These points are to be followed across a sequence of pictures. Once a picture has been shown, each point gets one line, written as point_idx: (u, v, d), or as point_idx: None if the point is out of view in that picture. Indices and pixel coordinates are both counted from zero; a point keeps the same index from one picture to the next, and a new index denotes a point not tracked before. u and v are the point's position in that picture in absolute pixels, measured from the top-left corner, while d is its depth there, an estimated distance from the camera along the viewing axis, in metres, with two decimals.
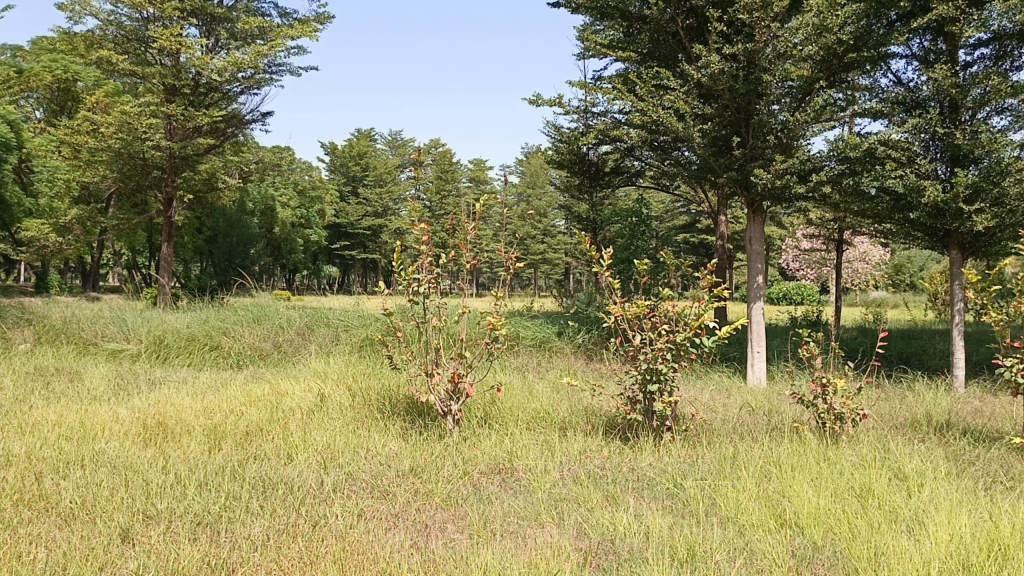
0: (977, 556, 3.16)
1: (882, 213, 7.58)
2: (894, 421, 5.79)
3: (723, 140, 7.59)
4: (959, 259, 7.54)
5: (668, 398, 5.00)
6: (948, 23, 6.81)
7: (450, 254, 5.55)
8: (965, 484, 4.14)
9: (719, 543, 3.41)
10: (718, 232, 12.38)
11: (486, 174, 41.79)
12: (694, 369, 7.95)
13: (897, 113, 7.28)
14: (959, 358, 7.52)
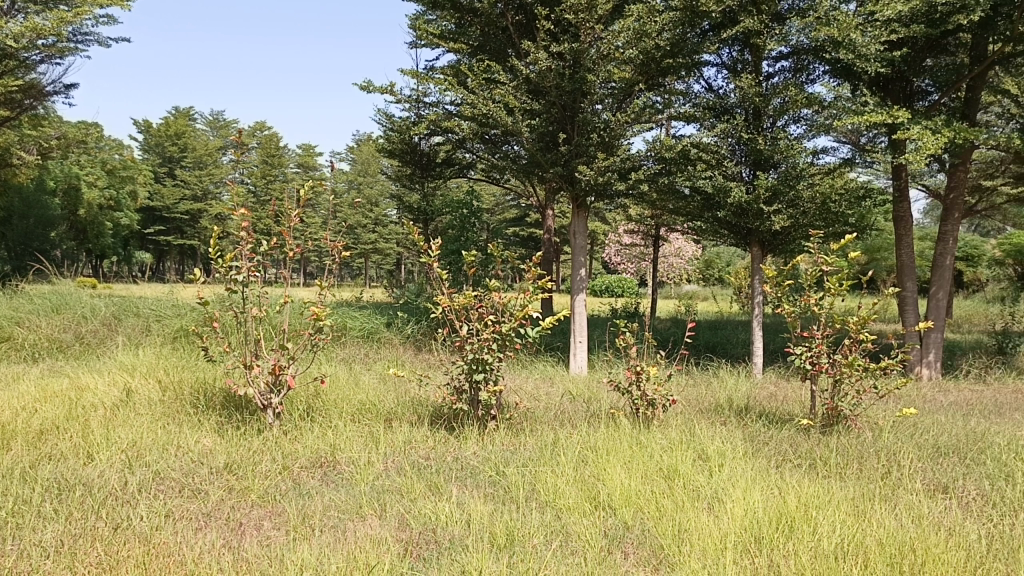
0: (765, 528, 3.45)
1: (694, 212, 8.08)
2: (700, 406, 6.20)
3: (550, 136, 7.80)
4: (759, 256, 8.18)
5: (493, 387, 5.08)
6: (753, 36, 7.34)
7: (273, 241, 5.36)
8: (760, 463, 4.50)
9: (536, 527, 3.51)
10: (546, 226, 12.72)
11: (315, 160, 40.67)
12: (520, 359, 8.14)
13: (708, 118, 7.78)
14: (758, 347, 8.16)
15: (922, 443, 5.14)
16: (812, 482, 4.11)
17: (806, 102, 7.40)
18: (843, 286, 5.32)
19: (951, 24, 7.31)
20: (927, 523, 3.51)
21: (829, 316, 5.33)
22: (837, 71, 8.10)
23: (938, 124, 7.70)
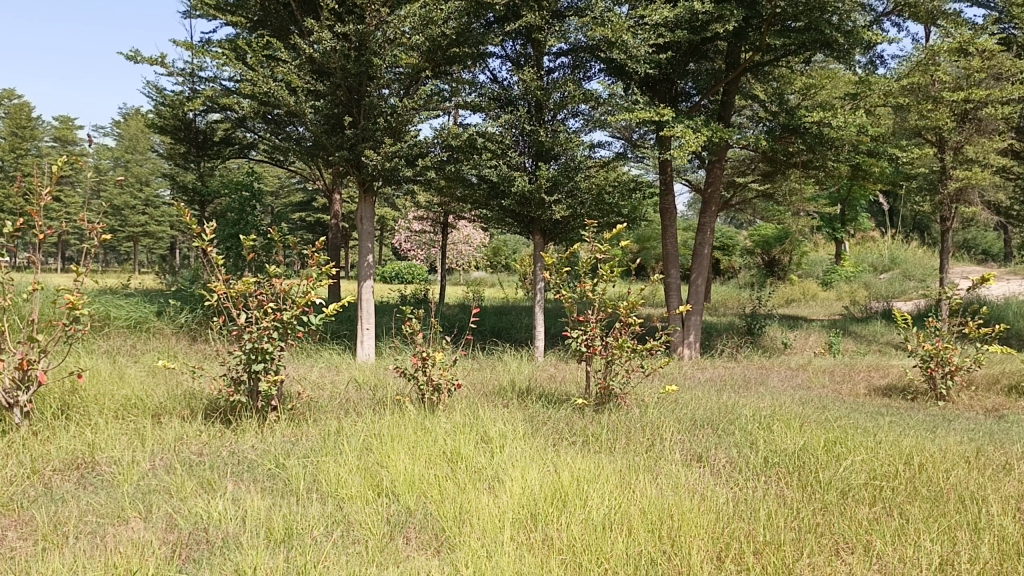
0: (541, 504, 3.60)
1: (480, 200, 8.25)
2: (484, 389, 6.36)
3: (335, 119, 7.59)
4: (541, 243, 8.51)
5: (273, 377, 4.90)
6: (536, 31, 7.60)
7: (19, 222, 4.80)
8: (538, 442, 4.69)
9: (317, 518, 3.44)
10: (332, 211, 12.42)
11: (74, 133, 36.99)
12: (304, 347, 7.91)
13: (493, 109, 7.94)
14: (539, 332, 8.49)
15: (682, 417, 5.61)
16: (584, 458, 4.35)
17: (583, 97, 7.78)
18: (614, 272, 5.66)
19: (710, 33, 7.99)
20: (683, 490, 3.83)
21: (602, 301, 5.65)
22: (611, 70, 8.58)
23: (698, 124, 8.40)
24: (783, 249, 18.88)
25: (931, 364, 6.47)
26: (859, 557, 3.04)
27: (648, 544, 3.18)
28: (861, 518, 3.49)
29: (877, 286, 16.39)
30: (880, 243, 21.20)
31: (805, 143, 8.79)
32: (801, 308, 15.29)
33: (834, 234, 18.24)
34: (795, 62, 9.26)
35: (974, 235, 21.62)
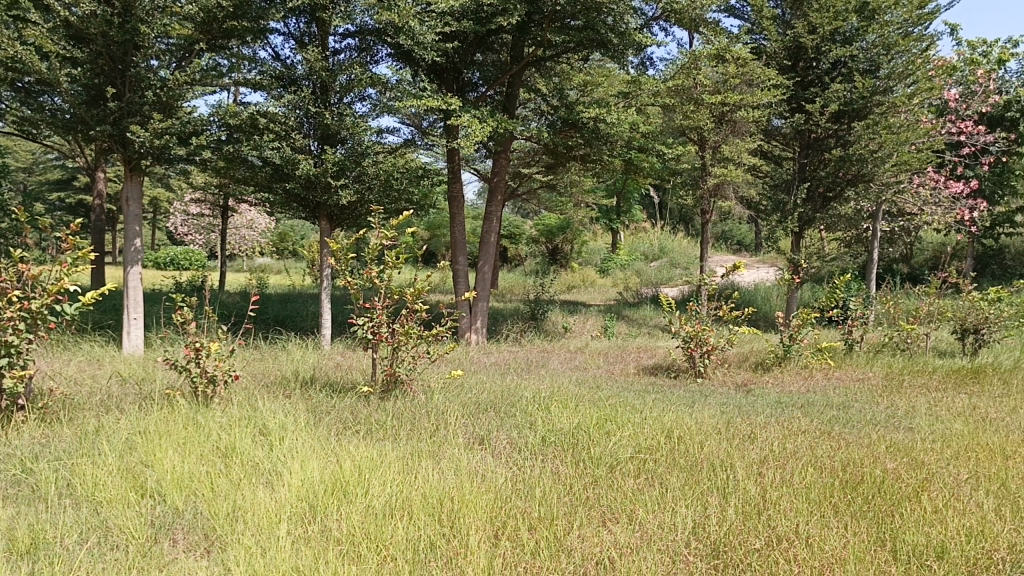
0: (320, 496, 3.52)
1: (261, 182, 7.89)
2: (265, 380, 6.12)
3: (96, 90, 6.92)
4: (327, 229, 8.32)
5: (18, 373, 4.40)
6: (319, 10, 7.34)
7: None
8: (320, 432, 4.57)
9: (69, 526, 3.14)
10: (95, 190, 11.36)
11: None
12: (60, 339, 7.19)
13: (275, 88, 7.58)
14: (326, 319, 8.30)
15: (466, 401, 5.70)
16: (366, 446, 4.30)
17: (370, 81, 7.67)
18: (399, 259, 5.63)
19: (495, 24, 8.13)
20: (463, 473, 3.89)
21: (387, 288, 5.59)
22: (399, 55, 8.51)
23: (484, 115, 8.55)
24: (565, 237, 19.77)
25: (692, 344, 7.04)
26: (623, 526, 3.24)
27: (428, 528, 3.20)
28: (627, 490, 3.73)
29: (649, 273, 17.62)
30: (651, 233, 22.81)
31: (584, 137, 9.26)
32: (581, 294, 16.11)
33: (611, 224, 19.42)
34: (575, 59, 9.67)
35: (730, 227, 23.82)
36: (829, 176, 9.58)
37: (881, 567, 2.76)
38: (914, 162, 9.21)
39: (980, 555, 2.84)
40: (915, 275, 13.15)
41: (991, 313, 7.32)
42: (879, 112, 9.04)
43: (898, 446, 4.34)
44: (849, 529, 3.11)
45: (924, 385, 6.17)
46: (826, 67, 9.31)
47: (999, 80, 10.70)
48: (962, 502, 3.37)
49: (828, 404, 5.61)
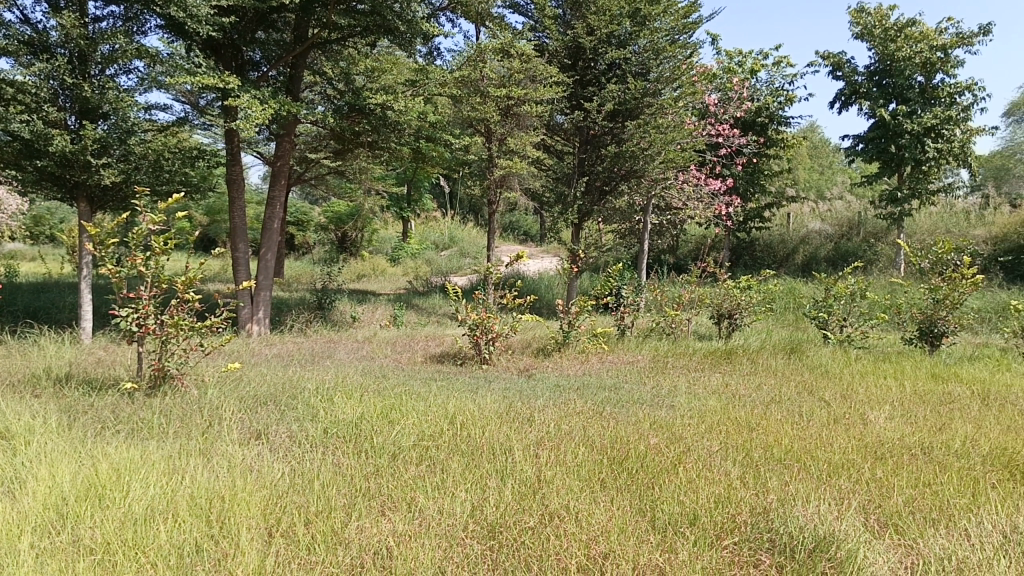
0: (71, 503, 3.21)
1: (6, 159, 7.05)
2: (10, 379, 5.48)
3: None
4: (87, 212, 7.62)
5: None
6: None
7: None
8: (74, 434, 4.16)
9: None
10: None
11: None
12: None
13: (24, 55, 6.64)
14: (86, 311, 7.60)
15: (243, 395, 5.43)
16: (127, 447, 3.97)
17: (136, 52, 7.09)
18: (169, 245, 5.24)
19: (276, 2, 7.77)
20: (237, 470, 3.70)
21: (155, 276, 5.19)
22: (170, 27, 7.93)
23: (266, 96, 8.16)
24: (355, 226, 19.43)
25: (477, 332, 7.17)
26: (402, 514, 3.22)
27: (195, 530, 3.01)
28: (408, 478, 3.72)
29: (438, 262, 17.74)
30: (441, 223, 23.01)
31: (371, 124, 9.18)
32: (370, 283, 15.93)
33: (401, 213, 19.35)
34: (361, 44, 9.46)
35: (518, 218, 24.50)
36: (604, 169, 10.18)
37: (640, 535, 2.92)
38: (678, 161, 10.00)
39: (725, 518, 3.08)
40: (681, 265, 14.24)
41: (742, 299, 8.08)
42: (646, 113, 9.74)
43: (660, 424, 4.66)
44: (614, 503, 3.28)
45: (686, 366, 6.69)
46: (602, 68, 9.84)
47: (751, 88, 11.74)
48: (713, 471, 3.68)
49: (600, 386, 5.94)
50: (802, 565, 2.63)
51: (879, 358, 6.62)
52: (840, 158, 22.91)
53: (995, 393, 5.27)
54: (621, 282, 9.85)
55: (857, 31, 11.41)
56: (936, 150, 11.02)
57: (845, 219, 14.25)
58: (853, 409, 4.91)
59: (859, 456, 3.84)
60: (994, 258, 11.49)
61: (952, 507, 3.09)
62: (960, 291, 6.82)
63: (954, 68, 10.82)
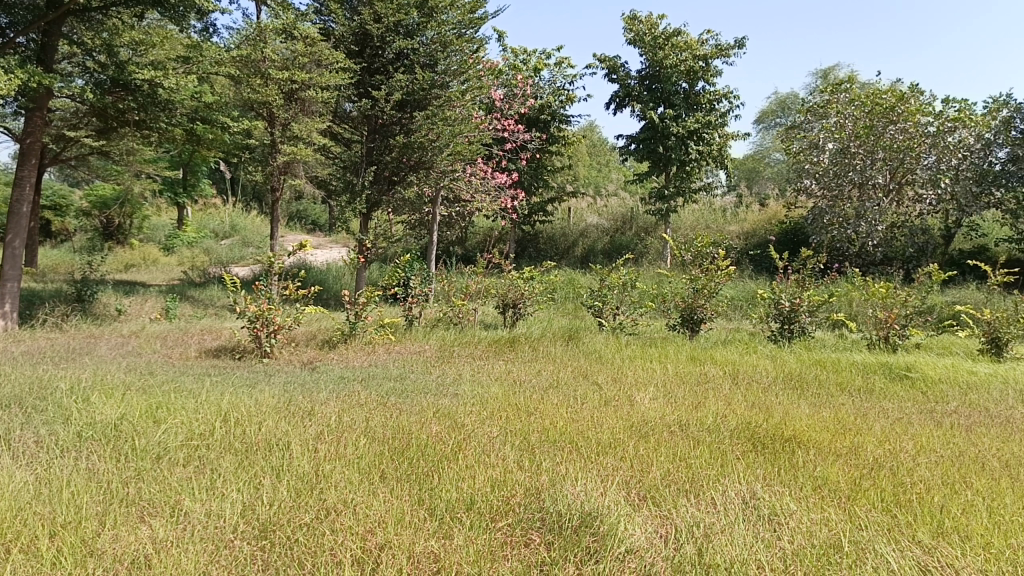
0: None
1: None
2: None
3: None
4: None
5: None
6: None
7: None
8: None
9: None
10: None
11: None
12: None
13: None
14: None
15: None
16: None
17: None
18: None
19: None
20: None
21: None
22: None
23: (12, 64, 7.29)
24: (122, 212, 17.88)
25: (257, 325, 6.84)
26: (166, 518, 2.98)
27: None
28: (173, 480, 3.46)
29: (218, 252, 16.74)
30: (221, 211, 21.79)
31: (137, 101, 8.60)
32: (140, 273, 14.74)
33: (175, 199, 18.25)
34: (126, 13, 8.78)
35: (303, 208, 23.66)
36: (392, 160, 9.72)
37: (416, 524, 2.90)
38: (465, 154, 9.91)
39: (500, 501, 3.13)
40: (469, 256, 14.43)
41: (526, 289, 8.31)
42: (434, 105, 9.44)
43: (442, 412, 4.70)
44: (391, 494, 3.23)
45: (470, 355, 6.78)
46: (389, 57, 9.33)
47: (534, 85, 12.05)
48: (491, 456, 3.75)
49: (385, 376, 5.89)
50: (567, 541, 2.70)
51: (646, 343, 7.10)
52: (615, 157, 24.25)
53: (742, 372, 5.84)
54: (409, 272, 9.80)
55: (630, 37, 12.07)
56: (698, 152, 12.04)
57: (619, 214, 15.09)
58: (621, 392, 5.20)
59: (626, 435, 4.09)
60: (746, 252, 12.68)
61: (702, 479, 3.34)
62: (715, 281, 7.56)
63: (713, 78, 11.86)
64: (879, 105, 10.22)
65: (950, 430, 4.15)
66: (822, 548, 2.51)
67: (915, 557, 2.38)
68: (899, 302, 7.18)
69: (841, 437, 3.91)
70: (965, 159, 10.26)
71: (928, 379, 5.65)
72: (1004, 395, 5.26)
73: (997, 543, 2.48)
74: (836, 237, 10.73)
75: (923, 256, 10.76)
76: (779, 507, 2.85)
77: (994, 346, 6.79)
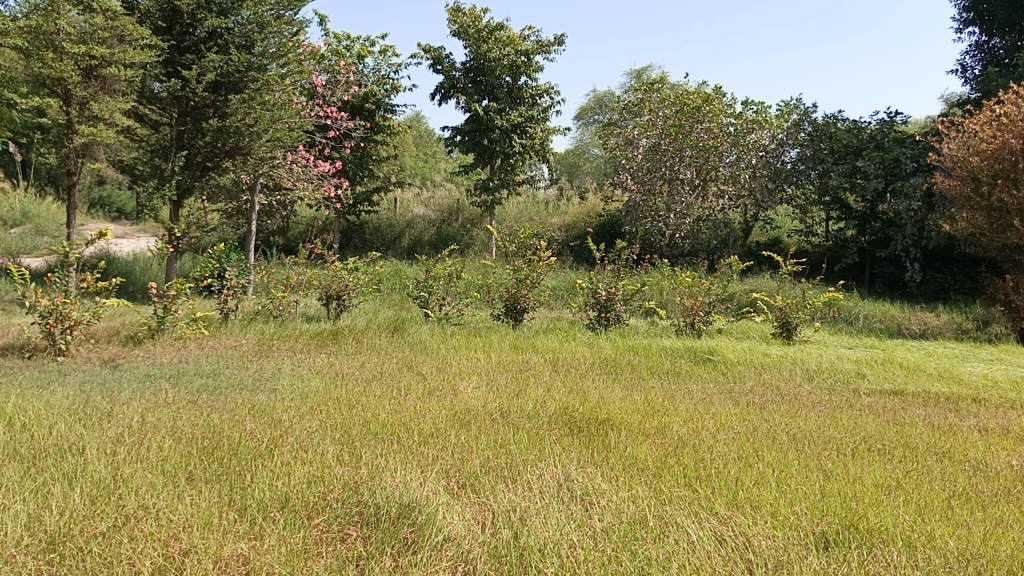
0: None
1: None
2: None
3: None
4: None
5: None
6: None
7: None
8: None
9: None
10: None
11: None
12: None
13: None
14: None
15: None
16: None
17: None
18: None
19: None
20: None
21: None
22: None
23: None
24: None
25: (50, 320, 6.25)
26: None
27: None
28: None
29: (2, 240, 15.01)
30: (6, 196, 19.58)
31: None
32: None
33: None
34: None
35: (107, 194, 21.48)
36: (206, 143, 8.11)
37: (225, 526, 2.57)
38: (287, 141, 8.50)
39: (317, 498, 2.82)
40: (291, 246, 13.56)
41: (350, 280, 8.04)
42: (253, 88, 7.98)
43: (258, 408, 4.15)
44: (195, 495, 2.82)
45: (290, 348, 6.24)
46: (202, 34, 7.76)
47: (358, 73, 11.96)
48: (309, 451, 3.35)
49: (195, 373, 5.23)
50: (384, 533, 2.51)
51: (471, 333, 7.08)
52: (441, 149, 23.97)
53: (561, 359, 6.00)
54: (224, 262, 9.15)
55: (453, 30, 11.97)
56: (520, 145, 12.29)
57: (446, 204, 14.79)
58: (444, 381, 5.09)
59: (450, 425, 3.85)
60: (566, 244, 13.03)
61: (522, 464, 3.25)
62: (536, 272, 7.78)
63: (535, 73, 12.18)
64: (686, 105, 10.88)
65: (746, 408, 4.47)
66: (631, 524, 2.57)
67: (713, 527, 2.51)
68: (704, 290, 7.67)
69: (650, 419, 4.09)
70: (761, 158, 11.16)
71: (728, 361, 6.08)
72: (792, 374, 5.74)
73: (782, 510, 2.68)
74: (649, 229, 11.19)
75: (726, 248, 11.46)
76: (591, 487, 2.90)
77: (785, 330, 7.39)
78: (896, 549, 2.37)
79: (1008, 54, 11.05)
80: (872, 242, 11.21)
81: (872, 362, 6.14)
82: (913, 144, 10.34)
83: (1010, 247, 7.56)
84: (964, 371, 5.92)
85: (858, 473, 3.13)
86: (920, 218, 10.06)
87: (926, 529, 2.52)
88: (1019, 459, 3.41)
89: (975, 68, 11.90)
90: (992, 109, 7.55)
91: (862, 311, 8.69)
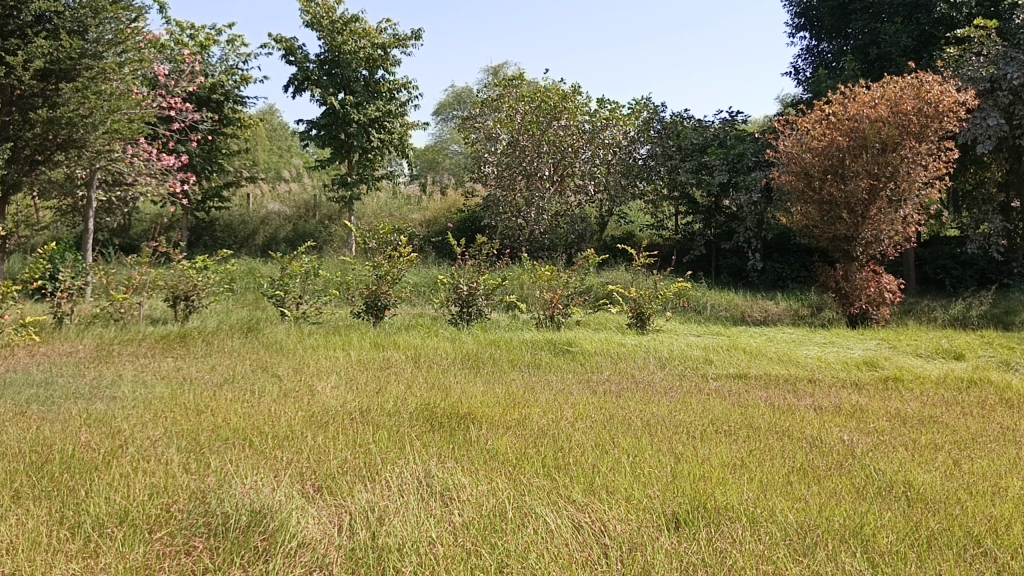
0: None
1: None
2: None
3: None
4: None
5: None
6: None
7: None
8: None
9: None
10: None
11: None
12: None
13: None
14: None
15: None
16: None
17: None
18: None
19: None
20: None
21: None
22: None
23: None
24: None
25: None
26: None
27: None
28: None
29: None
30: None
31: None
32: None
33: None
34: None
35: None
36: (36, 137, 6.18)
37: (55, 546, 2.30)
38: (128, 135, 6.74)
39: (159, 510, 2.57)
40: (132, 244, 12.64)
41: (199, 280, 7.53)
42: (88, 78, 6.25)
43: (96, 418, 3.79)
44: (21, 515, 2.50)
45: (132, 352, 5.79)
46: (29, 15, 5.97)
47: (203, 62, 11.43)
48: (152, 461, 3.07)
49: (22, 383, 4.62)
50: (233, 543, 2.34)
51: (328, 332, 6.86)
52: (297, 142, 23.06)
53: (423, 356, 5.92)
54: (57, 263, 8.43)
55: (305, 20, 11.49)
56: (378, 140, 12.09)
57: (301, 202, 14.38)
58: (301, 381, 4.86)
59: (305, 427, 3.69)
60: (427, 240, 12.91)
61: (381, 463, 3.14)
62: (397, 268, 7.64)
63: (392, 67, 12.09)
64: (544, 101, 11.06)
65: (603, 397, 4.56)
66: (490, 517, 2.54)
67: (571, 516, 2.52)
68: (562, 283, 7.77)
69: (510, 411, 4.09)
70: (615, 154, 11.49)
71: (585, 352, 6.19)
72: (646, 362, 5.93)
73: (636, 494, 2.74)
74: (508, 223, 11.24)
75: (583, 241, 11.70)
76: (450, 482, 2.84)
77: (639, 320, 7.62)
78: (742, 525, 2.47)
79: (835, 57, 11.89)
80: (717, 234, 11.84)
81: (717, 349, 6.42)
82: (754, 141, 10.98)
83: (840, 237, 8.10)
84: (801, 354, 6.30)
85: (707, 454, 3.25)
86: (760, 210, 10.70)
87: (769, 504, 2.63)
88: (850, 434, 3.66)
89: (806, 71, 12.76)
90: (823, 108, 8.04)
91: (709, 299, 9.11)
